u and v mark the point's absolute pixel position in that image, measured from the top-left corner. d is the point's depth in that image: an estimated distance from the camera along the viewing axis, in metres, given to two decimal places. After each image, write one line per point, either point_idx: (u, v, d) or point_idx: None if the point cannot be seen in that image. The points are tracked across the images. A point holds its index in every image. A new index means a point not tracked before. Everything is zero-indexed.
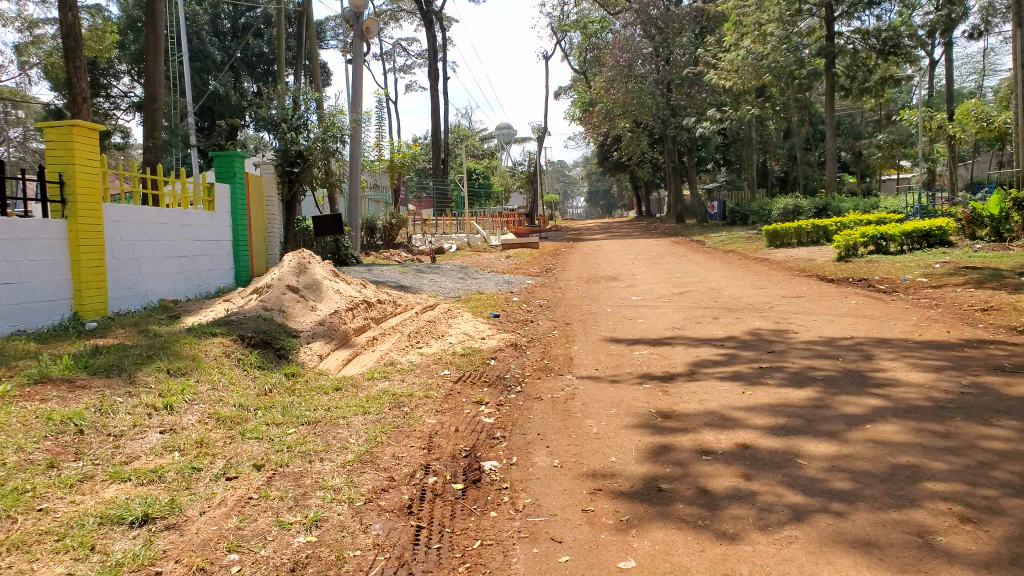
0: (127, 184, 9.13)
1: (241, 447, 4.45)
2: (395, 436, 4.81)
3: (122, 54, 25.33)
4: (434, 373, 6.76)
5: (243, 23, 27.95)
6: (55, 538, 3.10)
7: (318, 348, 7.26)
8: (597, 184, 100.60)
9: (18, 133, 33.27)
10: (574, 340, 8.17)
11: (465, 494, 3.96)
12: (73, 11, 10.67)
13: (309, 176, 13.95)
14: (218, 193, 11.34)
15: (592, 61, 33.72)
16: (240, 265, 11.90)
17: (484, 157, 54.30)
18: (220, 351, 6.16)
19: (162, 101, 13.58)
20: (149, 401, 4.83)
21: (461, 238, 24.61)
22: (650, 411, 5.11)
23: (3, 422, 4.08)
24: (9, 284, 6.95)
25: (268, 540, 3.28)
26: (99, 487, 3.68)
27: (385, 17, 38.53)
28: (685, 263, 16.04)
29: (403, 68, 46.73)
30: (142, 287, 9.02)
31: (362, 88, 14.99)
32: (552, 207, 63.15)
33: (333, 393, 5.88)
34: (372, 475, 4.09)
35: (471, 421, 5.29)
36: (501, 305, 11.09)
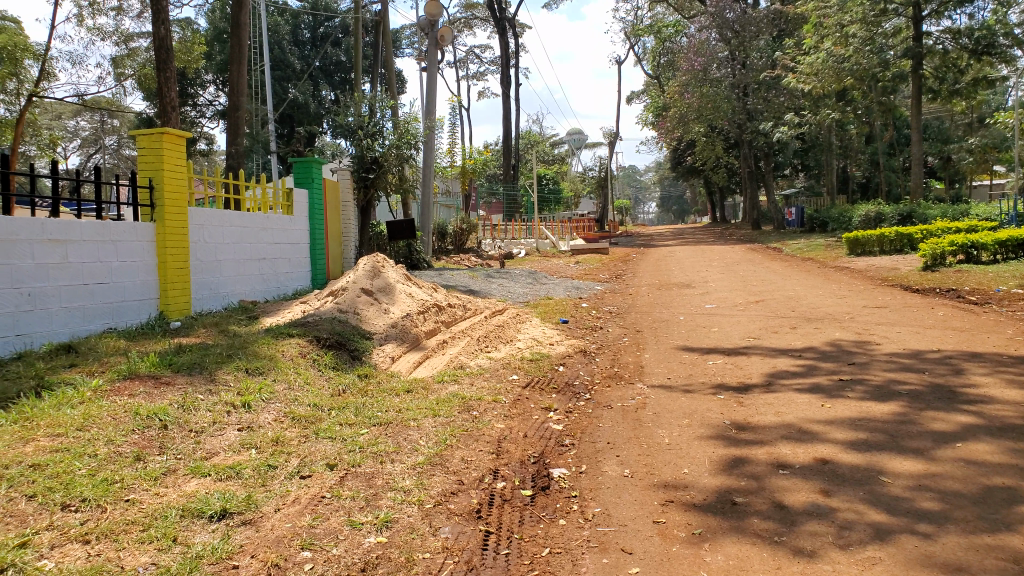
0: (212, 190, 9.49)
1: (315, 446, 4.54)
2: (464, 440, 4.84)
3: (209, 65, 26.42)
4: (503, 377, 6.77)
5: (322, 33, 28.71)
6: (141, 529, 3.23)
7: (390, 350, 7.38)
8: (668, 190, 99.38)
9: (114, 141, 34.96)
10: (645, 348, 8.05)
11: (535, 501, 3.94)
12: (165, 24, 11.17)
13: (384, 182, 14.21)
14: (296, 198, 11.67)
15: (666, 65, 33.34)
16: (317, 269, 12.21)
17: (555, 162, 54.30)
18: (296, 351, 6.34)
19: (244, 108, 14.03)
20: (228, 399, 5.00)
21: (531, 244, 24.64)
22: (724, 423, 4.98)
23: (94, 416, 4.30)
24: (102, 283, 7.30)
25: (340, 539, 3.34)
26: (181, 481, 3.82)
27: (459, 25, 39.00)
28: (761, 271, 15.64)
29: (475, 75, 47.19)
30: (222, 288, 9.35)
31: (437, 95, 15.19)
32: (623, 213, 62.84)
33: (403, 395, 5.97)
34: (441, 478, 4.13)
35: (540, 426, 5.28)
36: (570, 310, 11.05)
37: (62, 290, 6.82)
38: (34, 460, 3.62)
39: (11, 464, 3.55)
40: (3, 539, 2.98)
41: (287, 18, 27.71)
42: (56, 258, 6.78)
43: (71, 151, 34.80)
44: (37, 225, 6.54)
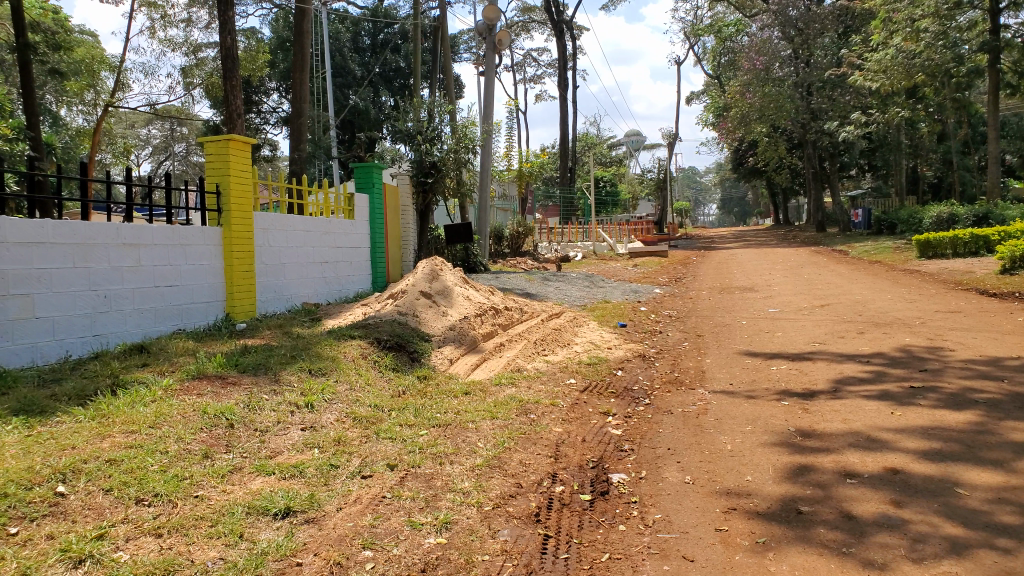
0: (276, 196, 9.74)
1: (376, 446, 4.61)
2: (523, 443, 4.83)
3: (273, 73, 27.13)
4: (561, 381, 6.75)
5: (382, 39, 29.12)
6: (209, 524, 3.33)
7: (448, 352, 7.43)
8: (729, 191, 97.67)
9: (183, 148, 36.16)
10: (707, 353, 7.92)
11: (594, 505, 3.90)
12: (232, 35, 11.52)
13: (442, 187, 14.34)
14: (357, 203, 11.88)
15: (727, 64, 32.82)
16: (378, 271, 12.40)
17: (613, 164, 53.96)
18: (357, 352, 6.45)
19: (307, 115, 14.36)
20: (292, 399, 5.11)
21: (588, 247, 24.53)
22: (789, 429, 4.86)
23: (166, 415, 4.46)
24: (172, 286, 7.57)
25: (400, 539, 3.38)
26: (247, 479, 3.92)
27: (517, 29, 39.11)
28: (826, 274, 15.22)
29: (533, 78, 47.22)
30: (286, 291, 9.58)
31: (494, 99, 15.27)
32: (681, 215, 62.10)
33: (462, 396, 6.00)
34: (500, 480, 4.14)
35: (598, 431, 5.24)
36: (628, 314, 10.95)
37: (135, 292, 7.08)
38: (110, 456, 3.77)
39: (89, 458, 3.70)
40: (82, 531, 3.11)
41: (348, 25, 28.26)
42: (130, 262, 7.04)
43: (142, 158, 36.13)
44: (112, 230, 6.81)
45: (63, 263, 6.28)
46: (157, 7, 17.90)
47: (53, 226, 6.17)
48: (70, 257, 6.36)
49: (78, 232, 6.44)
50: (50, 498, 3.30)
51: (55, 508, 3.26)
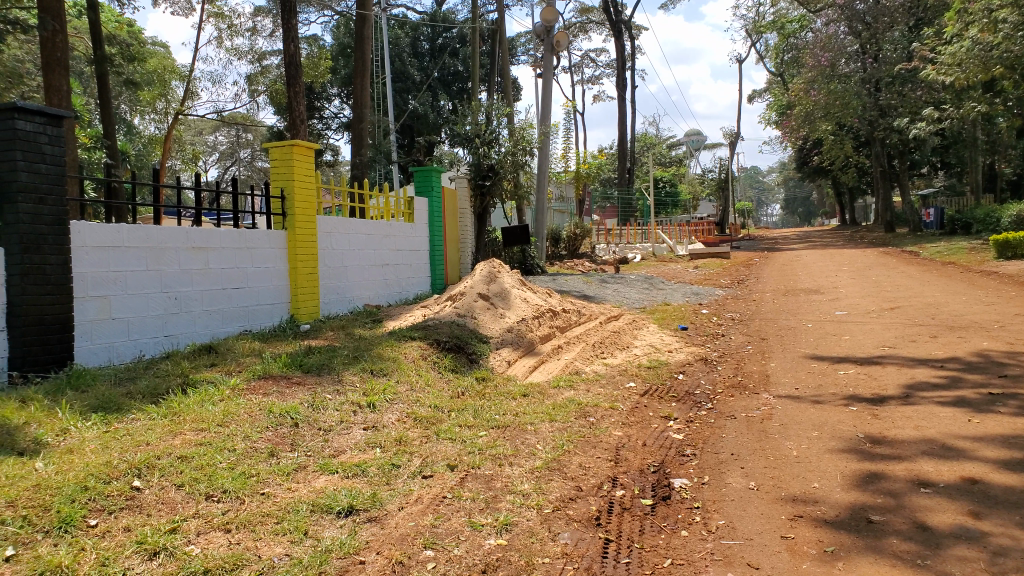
0: (339, 200, 9.94)
1: (436, 447, 4.65)
2: (582, 446, 4.81)
3: (334, 79, 27.66)
4: (620, 385, 6.69)
5: (440, 44, 29.37)
6: (275, 521, 3.41)
7: (507, 354, 7.46)
8: (794, 190, 95.19)
9: (248, 154, 37.22)
10: (771, 357, 7.74)
11: (655, 510, 3.84)
12: (295, 43, 11.79)
13: (500, 189, 14.37)
14: (417, 206, 12.02)
15: (791, 61, 32.06)
16: (436, 273, 12.52)
17: (672, 164, 53.33)
18: (418, 353, 6.54)
19: (368, 119, 14.58)
20: (355, 399, 5.20)
21: (647, 248, 24.26)
22: (858, 436, 4.72)
23: (233, 414, 4.59)
24: (239, 288, 7.80)
25: (461, 540, 3.40)
26: (310, 477, 4.00)
27: (574, 30, 39.01)
28: (896, 276, 14.70)
29: (591, 79, 46.94)
30: (348, 293, 9.76)
31: (551, 101, 15.25)
32: (743, 216, 60.87)
33: (520, 398, 6.01)
34: (559, 483, 4.13)
35: (659, 435, 5.17)
36: (689, 317, 10.79)
37: (204, 295, 7.32)
38: (181, 453, 3.90)
39: (162, 455, 3.83)
40: (156, 524, 3.23)
41: (407, 31, 28.66)
42: (199, 265, 7.28)
43: (211, 164, 37.31)
44: (183, 234, 7.04)
45: (137, 266, 6.53)
46: (224, 17, 18.47)
47: (128, 230, 6.41)
48: (143, 260, 6.60)
49: (151, 236, 6.68)
50: (126, 491, 3.43)
51: (131, 501, 3.38)
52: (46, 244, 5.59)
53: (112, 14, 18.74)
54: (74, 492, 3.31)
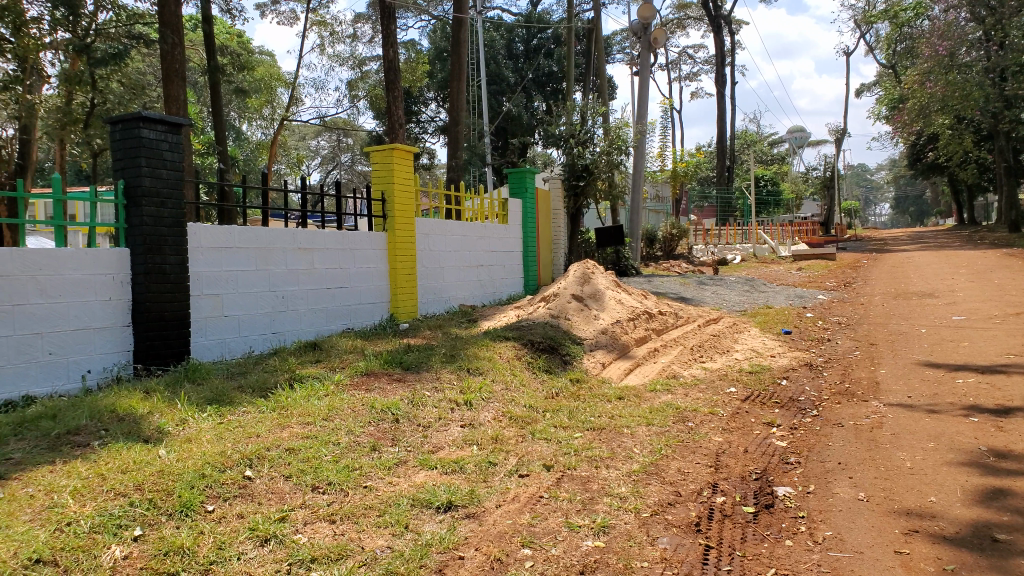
0: (435, 202, 10.14)
1: (532, 446, 4.69)
2: (681, 451, 4.73)
3: (432, 83, 28.21)
4: (720, 390, 6.53)
5: (535, 45, 29.49)
6: (377, 514, 3.51)
7: (601, 356, 7.43)
8: (905, 189, 90.42)
9: (348, 158, 38.44)
10: (881, 363, 7.39)
11: (758, 518, 3.72)
12: (394, 49, 12.12)
13: (594, 189, 14.30)
14: (511, 207, 12.10)
15: (906, 51, 30.43)
16: (530, 274, 12.58)
17: (774, 162, 51.59)
18: (513, 354, 6.61)
19: (464, 122, 14.79)
20: (452, 396, 5.31)
21: (747, 250, 23.57)
22: (979, 448, 4.45)
23: (338, 408, 4.76)
24: (342, 287, 8.09)
25: (559, 540, 3.41)
26: (411, 472, 4.10)
27: (672, 26, 38.36)
28: (1021, 279, 13.73)
29: (688, 75, 46.01)
30: (444, 293, 9.95)
31: (648, 99, 15.05)
32: (849, 216, 58.22)
33: (616, 401, 5.96)
34: (658, 488, 4.07)
35: (761, 442, 5.01)
36: (792, 321, 10.41)
37: (309, 293, 7.62)
38: (290, 445, 4.07)
39: (271, 447, 4.01)
40: (267, 512, 3.38)
41: (503, 33, 28.93)
42: (305, 265, 7.59)
43: (314, 168, 38.75)
44: (290, 235, 7.35)
45: (248, 266, 6.87)
46: (326, 25, 19.19)
47: (239, 232, 6.74)
48: (253, 261, 6.93)
49: (261, 237, 7.00)
50: (239, 480, 3.61)
51: (243, 490, 3.56)
52: (166, 246, 5.94)
53: (225, 26, 19.77)
54: (193, 479, 3.51)
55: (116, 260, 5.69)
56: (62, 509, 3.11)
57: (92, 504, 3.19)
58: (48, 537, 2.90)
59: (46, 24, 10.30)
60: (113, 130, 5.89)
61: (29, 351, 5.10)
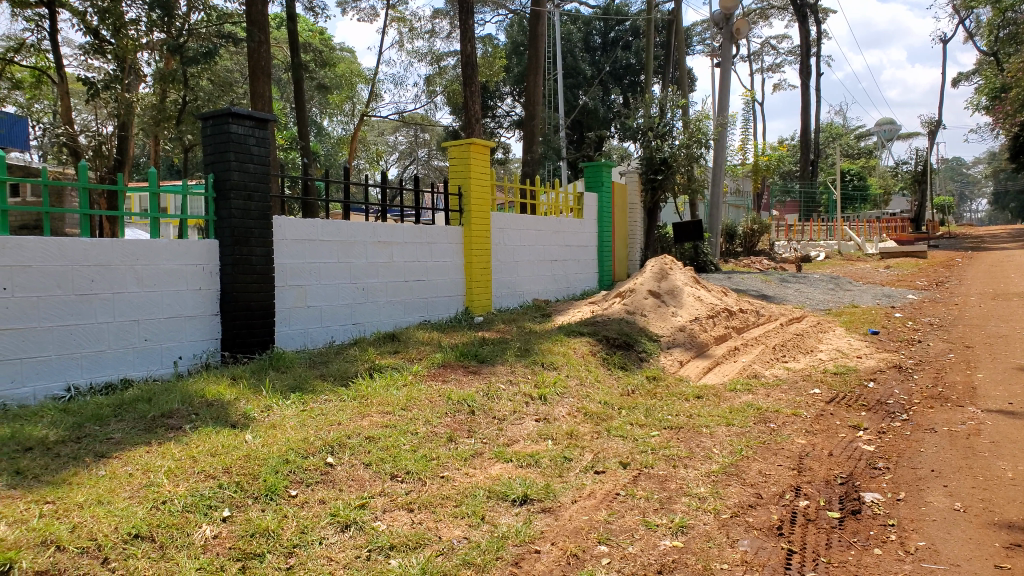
0: (510, 197, 10.19)
1: (608, 443, 4.65)
2: (762, 453, 4.61)
3: (507, 77, 28.27)
4: (803, 391, 6.33)
5: (613, 37, 29.23)
6: (454, 504, 3.56)
7: (678, 355, 7.30)
8: (1004, 185, 85.60)
9: (424, 154, 38.94)
10: (978, 367, 7.02)
11: (844, 524, 3.59)
12: (470, 43, 12.21)
13: (672, 183, 14.04)
14: (587, 201, 12.03)
15: (1010, 38, 28.72)
16: (605, 270, 12.49)
17: (862, 155, 49.59)
18: (587, 350, 6.58)
19: (539, 116, 14.78)
20: (527, 390, 5.33)
21: (831, 246, 22.77)
22: None
23: (415, 399, 4.83)
24: (420, 280, 8.21)
25: (636, 538, 3.37)
26: (487, 464, 4.13)
27: (754, 16, 37.36)
28: None
29: (770, 67, 44.63)
30: (518, 287, 9.98)
31: (729, 91, 14.69)
32: (943, 212, 55.43)
33: (694, 400, 5.86)
34: (738, 489, 3.98)
35: (847, 446, 4.83)
36: (880, 321, 10.00)
37: (388, 286, 7.76)
38: (369, 433, 4.16)
39: (352, 435, 4.12)
40: (347, 499, 3.47)
41: (580, 26, 28.79)
42: (384, 258, 7.73)
43: (391, 163, 39.40)
44: (369, 229, 7.50)
45: (330, 259, 7.05)
46: (406, 21, 19.51)
47: (322, 225, 6.92)
48: (335, 253, 7.11)
49: (342, 230, 7.17)
50: (321, 467, 3.72)
51: (325, 476, 3.66)
52: (253, 238, 6.14)
53: (308, 24, 20.38)
54: (277, 464, 3.63)
55: (205, 252, 5.93)
56: (158, 488, 3.26)
57: (185, 484, 3.33)
58: (145, 514, 3.05)
59: (143, 25, 10.76)
60: (205, 126, 6.10)
61: (127, 337, 5.36)
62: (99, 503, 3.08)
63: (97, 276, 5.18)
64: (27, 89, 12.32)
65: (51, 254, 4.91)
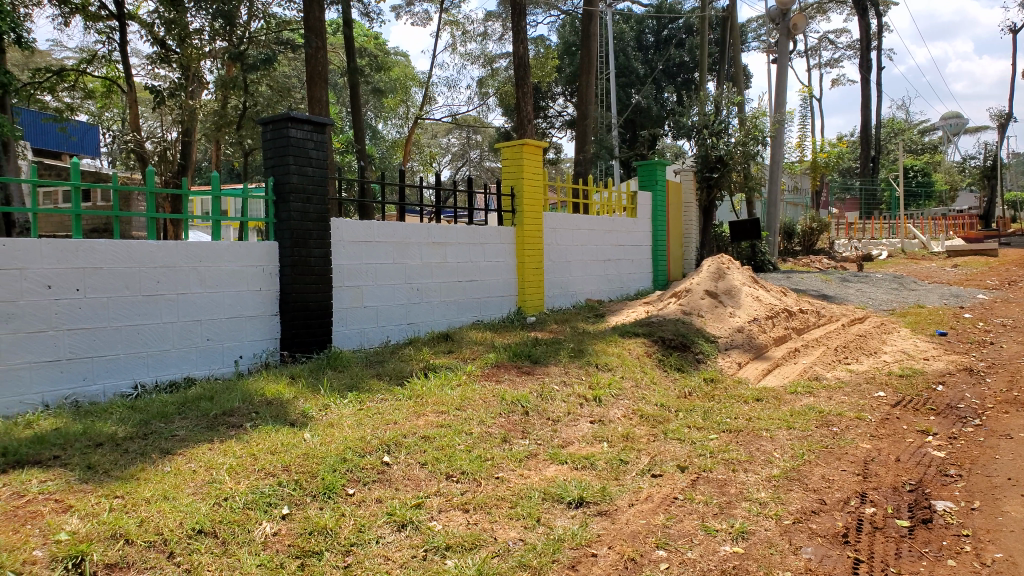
0: (563, 197, 10.15)
1: (664, 446, 4.58)
2: (825, 457, 4.48)
3: (559, 77, 28.20)
4: (868, 394, 6.14)
5: (666, 35, 28.90)
6: (509, 505, 3.55)
7: (736, 356, 7.16)
8: None
9: (477, 155, 39.18)
10: None
11: (914, 534, 3.45)
12: (522, 45, 12.22)
13: (729, 181, 13.78)
14: (641, 200, 11.90)
15: None
16: (659, 270, 12.33)
17: (926, 151, 47.95)
18: (642, 351, 6.51)
19: (592, 115, 14.71)
20: (581, 392, 5.30)
21: (895, 245, 22.06)
22: None
23: (470, 399, 4.85)
24: (473, 280, 8.24)
25: (695, 543, 3.31)
26: (542, 465, 4.11)
27: (813, 10, 36.49)
28: None
29: (829, 62, 43.53)
30: (571, 287, 9.94)
31: (787, 87, 14.37)
32: (1013, 209, 53.19)
33: (753, 403, 5.74)
34: (800, 494, 3.87)
35: (916, 452, 4.65)
36: (948, 322, 9.65)
37: (441, 286, 7.80)
38: (425, 433, 4.18)
39: (408, 434, 4.14)
40: (403, 499, 3.49)
41: (633, 24, 28.56)
42: (438, 258, 7.77)
43: (444, 165, 39.72)
44: (423, 230, 7.55)
45: (385, 260, 7.12)
46: (458, 24, 19.64)
47: (377, 227, 7.00)
48: (390, 254, 7.18)
49: (397, 231, 7.23)
50: (378, 465, 3.75)
51: (382, 475, 3.69)
52: (312, 240, 6.24)
53: (362, 29, 20.70)
54: (335, 463, 3.67)
55: (266, 253, 6.06)
56: (220, 485, 3.33)
57: (246, 482, 3.39)
58: (208, 510, 3.12)
59: (206, 35, 11.13)
60: (265, 130, 6.21)
61: (190, 336, 5.51)
62: (165, 498, 3.16)
63: (162, 277, 5.33)
64: (98, 98, 12.78)
65: (119, 255, 5.07)
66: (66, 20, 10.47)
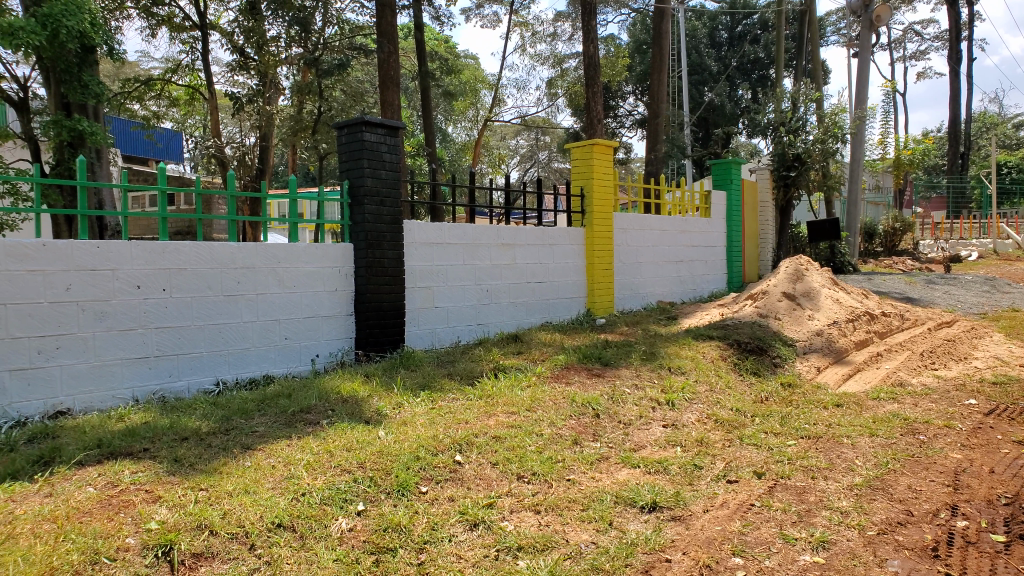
0: (634, 197, 10.04)
1: (740, 451, 4.48)
2: (910, 467, 4.29)
3: (630, 76, 27.93)
4: (957, 401, 5.85)
5: (740, 32, 28.35)
6: (581, 508, 3.52)
7: (816, 360, 6.94)
8: None
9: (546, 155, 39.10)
10: None
11: (1010, 550, 3.27)
12: (592, 43, 12.15)
13: (806, 179, 13.37)
14: (714, 200, 11.67)
15: None
16: (733, 271, 12.07)
17: (1020, 146, 45.42)
18: (717, 354, 6.39)
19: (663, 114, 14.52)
20: (654, 395, 5.24)
21: (985, 245, 20.97)
22: None
23: (541, 400, 4.85)
24: (542, 281, 8.24)
25: (773, 551, 3.21)
26: (613, 468, 4.07)
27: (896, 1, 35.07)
28: None
29: (914, 54, 41.76)
30: (642, 288, 9.83)
31: (869, 82, 13.86)
32: None
33: (833, 408, 5.55)
34: (885, 505, 3.72)
35: (1011, 463, 4.40)
36: None
37: (511, 287, 7.83)
38: (495, 433, 4.20)
39: (479, 434, 4.17)
40: (475, 498, 3.51)
41: (706, 21, 28.08)
42: (507, 260, 7.80)
43: (513, 167, 39.80)
44: (494, 232, 7.60)
45: (456, 261, 7.20)
46: (528, 25, 19.68)
47: (448, 228, 7.07)
48: (461, 255, 7.25)
49: (467, 233, 7.29)
50: (450, 465, 3.78)
51: (454, 474, 3.72)
52: (386, 241, 6.35)
53: (433, 33, 20.97)
54: (408, 461, 3.72)
55: (341, 254, 6.19)
56: (298, 480, 3.42)
57: (323, 478, 3.47)
58: (287, 504, 3.20)
59: (282, 42, 11.38)
60: (340, 135, 6.35)
61: (269, 335, 5.68)
62: (246, 492, 3.27)
63: (243, 277, 5.51)
64: (182, 106, 13.34)
65: (203, 256, 5.26)
66: (153, 32, 10.98)
